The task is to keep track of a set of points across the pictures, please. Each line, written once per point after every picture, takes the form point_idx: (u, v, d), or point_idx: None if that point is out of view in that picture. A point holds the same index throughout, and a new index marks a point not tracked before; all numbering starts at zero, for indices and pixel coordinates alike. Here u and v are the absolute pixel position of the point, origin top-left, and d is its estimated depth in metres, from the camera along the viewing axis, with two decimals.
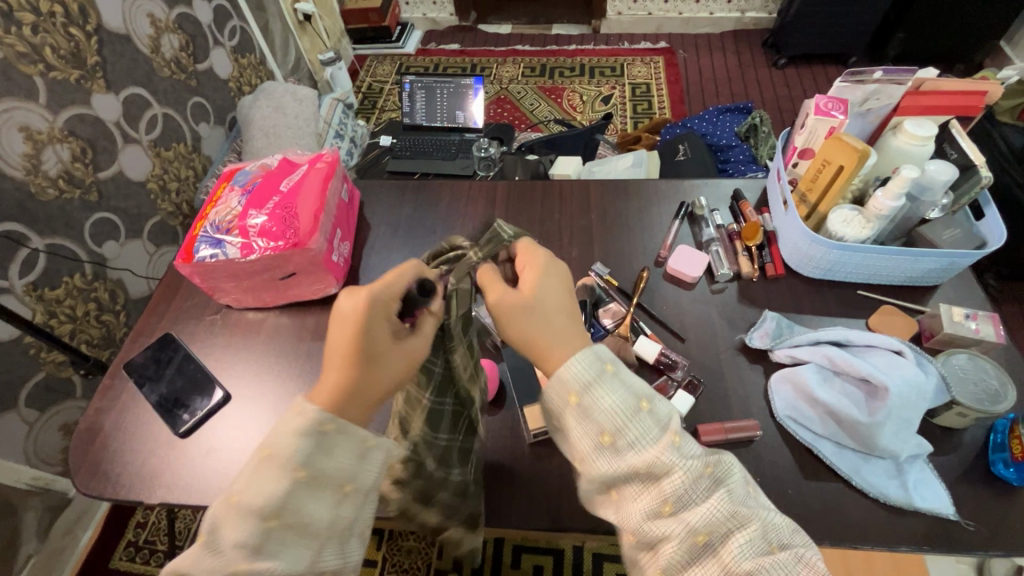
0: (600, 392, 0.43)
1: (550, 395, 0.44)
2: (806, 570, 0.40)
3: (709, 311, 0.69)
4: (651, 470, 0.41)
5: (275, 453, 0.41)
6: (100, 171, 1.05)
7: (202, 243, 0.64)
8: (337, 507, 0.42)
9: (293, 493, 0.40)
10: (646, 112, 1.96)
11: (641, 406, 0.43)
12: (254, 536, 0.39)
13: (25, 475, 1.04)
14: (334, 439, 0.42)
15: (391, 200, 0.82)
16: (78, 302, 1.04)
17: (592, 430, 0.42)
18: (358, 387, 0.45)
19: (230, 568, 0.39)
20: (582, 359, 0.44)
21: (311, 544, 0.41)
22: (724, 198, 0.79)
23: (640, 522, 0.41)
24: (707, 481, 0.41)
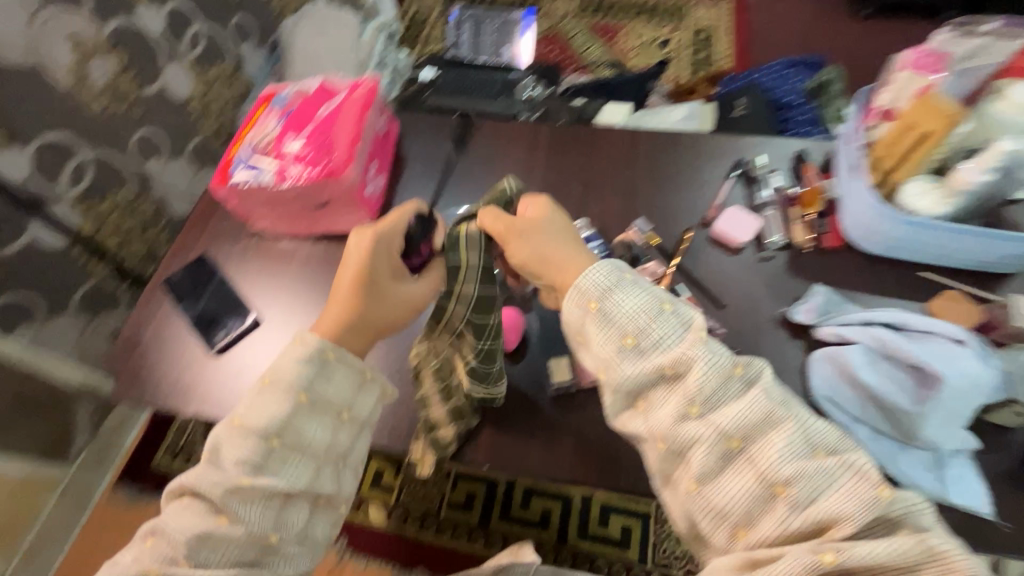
0: (617, 296, 0.48)
1: (572, 304, 0.50)
2: (852, 478, 0.41)
3: (753, 280, 0.65)
4: (677, 369, 0.45)
5: (279, 383, 0.51)
6: (144, 88, 1.12)
7: (239, 165, 0.64)
8: (335, 432, 0.53)
9: (297, 416, 0.51)
10: (705, 62, 1.82)
11: (663, 308, 0.47)
12: (258, 452, 0.49)
13: (77, 374, 1.13)
14: (335, 369, 0.53)
15: (429, 135, 0.78)
16: (124, 216, 1.14)
17: (615, 333, 0.48)
18: (361, 324, 0.55)
19: (233, 481, 0.48)
20: (603, 270, 0.49)
21: (312, 464, 0.52)
22: (786, 158, 0.72)
23: (671, 424, 0.45)
24: (738, 382, 0.45)
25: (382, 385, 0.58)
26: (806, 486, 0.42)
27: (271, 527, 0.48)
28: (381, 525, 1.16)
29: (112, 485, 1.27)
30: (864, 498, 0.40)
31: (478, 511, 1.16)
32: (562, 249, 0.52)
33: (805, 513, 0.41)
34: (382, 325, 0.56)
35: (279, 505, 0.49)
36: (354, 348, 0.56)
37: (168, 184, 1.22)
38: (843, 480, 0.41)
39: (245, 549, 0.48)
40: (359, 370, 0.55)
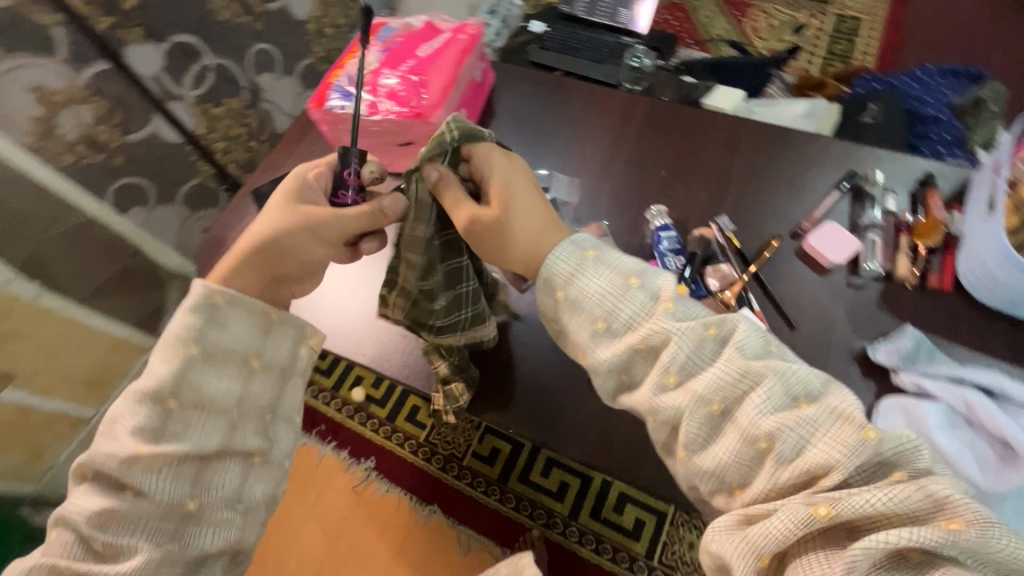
0: (585, 280, 0.47)
1: (545, 296, 0.50)
2: (841, 425, 0.39)
3: (835, 307, 0.59)
4: (649, 340, 0.45)
5: (164, 336, 0.49)
6: (269, 4, 1.20)
7: (334, 92, 0.64)
8: (246, 382, 0.52)
9: (194, 367, 0.49)
10: (842, 55, 1.63)
11: (631, 283, 0.46)
12: (154, 417, 0.47)
13: (173, 259, 1.26)
14: (225, 311, 0.51)
15: (523, 89, 0.76)
16: (233, 124, 1.24)
17: (586, 319, 0.47)
18: (260, 258, 0.53)
19: (130, 449, 0.46)
20: (565, 250, 0.49)
21: (224, 421, 0.50)
22: (909, 178, 0.64)
23: (653, 398, 0.44)
24: (711, 343, 0.43)
25: (299, 326, 0.56)
26: (793, 439, 0.40)
27: (188, 494, 0.48)
28: (408, 456, 1.22)
29: None
30: (853, 445, 0.38)
31: (497, 471, 1.17)
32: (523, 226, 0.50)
33: (793, 467, 0.39)
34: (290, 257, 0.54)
35: (196, 471, 0.48)
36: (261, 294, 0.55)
37: (275, 99, 1.32)
38: (832, 428, 0.39)
39: (161, 518, 0.47)
40: (262, 312, 0.53)
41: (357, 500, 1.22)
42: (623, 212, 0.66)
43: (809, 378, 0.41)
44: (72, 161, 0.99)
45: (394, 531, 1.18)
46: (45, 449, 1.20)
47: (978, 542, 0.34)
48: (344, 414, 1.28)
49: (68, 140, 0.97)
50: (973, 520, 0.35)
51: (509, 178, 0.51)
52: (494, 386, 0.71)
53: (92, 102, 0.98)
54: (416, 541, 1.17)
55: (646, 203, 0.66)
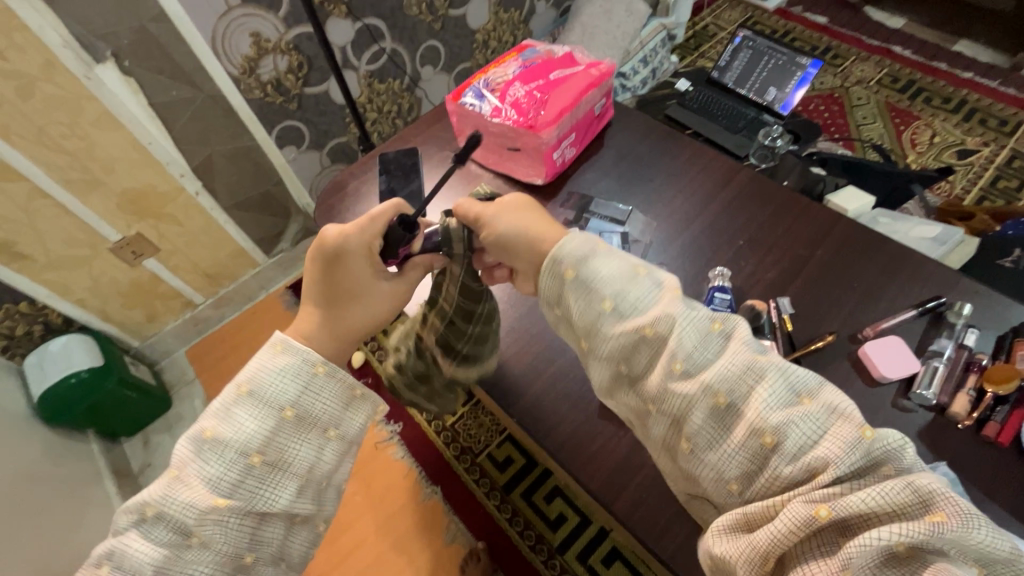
0: (594, 262, 0.52)
1: (552, 275, 0.54)
2: (840, 422, 0.41)
3: (872, 421, 0.56)
4: (657, 331, 0.47)
5: (263, 397, 0.52)
6: (452, 9, 1.40)
7: (470, 91, 0.74)
8: (320, 450, 0.55)
9: (285, 433, 0.53)
10: (1005, 192, 1.49)
11: (638, 272, 0.50)
12: (236, 471, 0.50)
13: (304, 197, 1.46)
14: (322, 381, 0.55)
15: (636, 131, 0.81)
16: (387, 101, 1.43)
17: (593, 299, 0.51)
18: (343, 329, 0.59)
19: (209, 501, 0.49)
20: (577, 242, 0.54)
21: (293, 483, 0.53)
22: (1002, 322, 0.60)
23: (665, 386, 0.47)
24: (719, 337, 0.46)
25: (374, 406, 0.59)
26: (796, 435, 0.41)
27: (246, 548, 0.51)
28: (432, 436, 1.30)
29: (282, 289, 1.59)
30: (849, 441, 0.39)
31: (507, 479, 1.22)
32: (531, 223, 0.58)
33: (798, 462, 0.41)
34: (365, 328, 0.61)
35: (254, 526, 0.51)
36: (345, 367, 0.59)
37: (430, 89, 1.50)
38: (830, 423, 0.41)
39: (218, 565, 0.49)
40: (349, 386, 0.57)
41: (374, 455, 1.31)
42: (689, 266, 0.68)
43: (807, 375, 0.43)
44: (259, 96, 1.20)
45: (395, 495, 1.25)
46: (159, 316, 1.43)
47: (961, 535, 0.35)
48: None
49: (263, 80, 1.18)
50: (957, 513, 0.35)
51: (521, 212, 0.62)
52: (517, 385, 0.75)
53: (290, 55, 1.19)
54: (408, 512, 1.23)
55: (712, 263, 0.67)
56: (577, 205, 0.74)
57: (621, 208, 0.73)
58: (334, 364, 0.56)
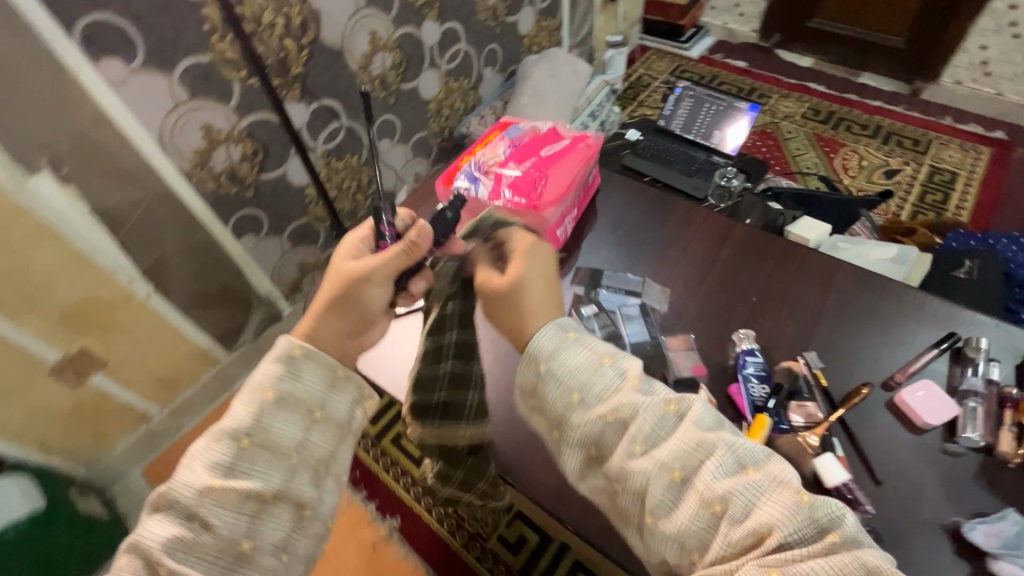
0: (565, 354, 0.50)
1: (524, 369, 0.51)
2: (781, 489, 0.41)
3: (929, 471, 0.52)
4: (619, 415, 0.46)
5: (248, 383, 0.51)
6: (404, 83, 1.40)
7: (462, 176, 0.73)
8: (308, 431, 0.51)
9: (266, 413, 0.50)
10: (934, 205, 1.62)
11: (604, 361, 0.49)
12: (226, 454, 0.48)
13: (266, 284, 1.37)
14: (302, 363, 0.53)
15: (624, 196, 0.81)
16: (347, 177, 1.39)
17: (563, 392, 0.49)
18: (334, 312, 0.56)
19: (205, 482, 0.46)
20: (548, 334, 0.51)
21: (285, 464, 0.49)
22: (1014, 353, 0.60)
23: (622, 464, 0.45)
24: (672, 417, 0.45)
25: (359, 386, 0.56)
26: (742, 503, 0.41)
27: (244, 535, 0.46)
28: (435, 525, 1.20)
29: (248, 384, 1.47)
30: (791, 506, 0.40)
31: (524, 561, 1.14)
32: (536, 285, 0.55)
33: (745, 528, 0.40)
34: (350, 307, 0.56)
35: (253, 515, 0.47)
36: (334, 351, 0.56)
37: (388, 162, 1.48)
38: (773, 490, 0.41)
39: (218, 554, 0.45)
40: (329, 366, 0.54)
41: (374, 559, 1.19)
42: (709, 330, 0.65)
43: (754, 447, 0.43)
44: (212, 189, 1.13)
45: None
46: (110, 436, 1.27)
47: None
48: (381, 465, 1.29)
49: (216, 172, 1.12)
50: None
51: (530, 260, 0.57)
52: None
53: (243, 143, 1.13)
54: None
55: (734, 324, 0.65)
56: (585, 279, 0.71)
57: (633, 278, 0.70)
58: (312, 346, 0.54)
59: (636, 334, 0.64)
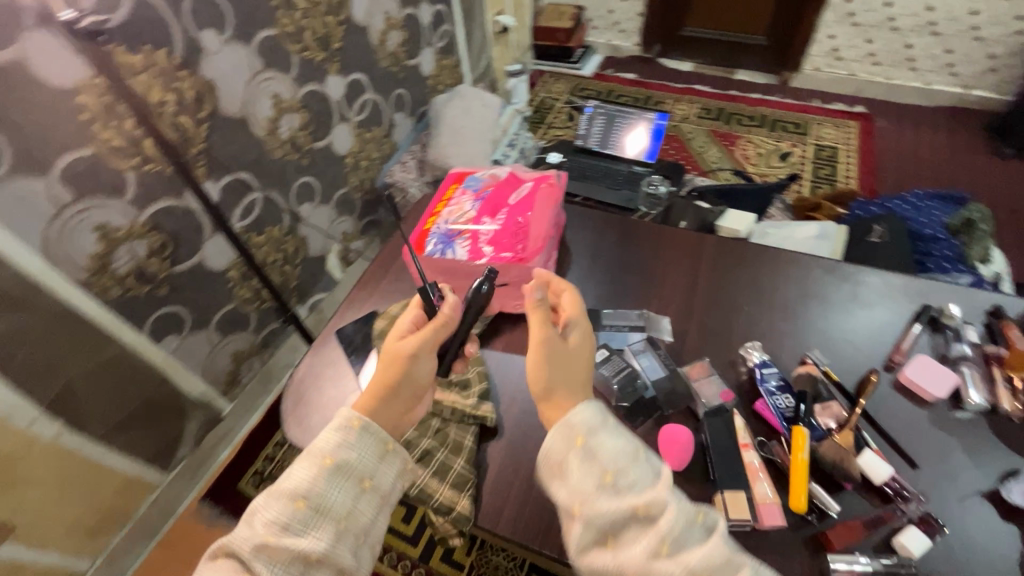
0: (606, 436, 0.45)
1: (556, 437, 0.45)
2: None
3: (952, 442, 0.56)
4: (649, 509, 0.41)
5: (309, 447, 0.48)
6: (316, 142, 1.26)
7: (434, 240, 0.71)
8: (356, 500, 0.47)
9: (325, 481, 0.46)
10: (828, 177, 1.80)
11: (640, 454, 0.44)
12: (282, 513, 0.44)
13: (198, 387, 1.18)
14: (358, 437, 0.49)
15: (591, 229, 0.82)
16: (272, 250, 1.24)
17: (594, 471, 0.43)
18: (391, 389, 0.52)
19: (258, 539, 0.44)
20: (586, 412, 0.46)
21: (333, 526, 0.45)
22: (978, 312, 0.66)
23: (642, 564, 0.40)
24: (700, 526, 0.41)
25: (405, 458, 0.52)
26: None
27: None
28: None
29: (196, 502, 1.27)
30: None
31: None
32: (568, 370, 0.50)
33: None
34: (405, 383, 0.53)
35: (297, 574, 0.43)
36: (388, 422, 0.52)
37: (313, 226, 1.34)
38: None
39: None
40: (381, 439, 0.50)
41: None
42: (719, 348, 0.65)
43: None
44: (119, 293, 0.94)
45: None
46: None
47: None
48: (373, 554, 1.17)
49: (120, 275, 0.94)
50: None
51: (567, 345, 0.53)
52: None
53: (149, 236, 0.96)
54: None
55: (740, 339, 0.66)
56: None
57: (633, 313, 0.69)
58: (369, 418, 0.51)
59: (652, 369, 0.63)
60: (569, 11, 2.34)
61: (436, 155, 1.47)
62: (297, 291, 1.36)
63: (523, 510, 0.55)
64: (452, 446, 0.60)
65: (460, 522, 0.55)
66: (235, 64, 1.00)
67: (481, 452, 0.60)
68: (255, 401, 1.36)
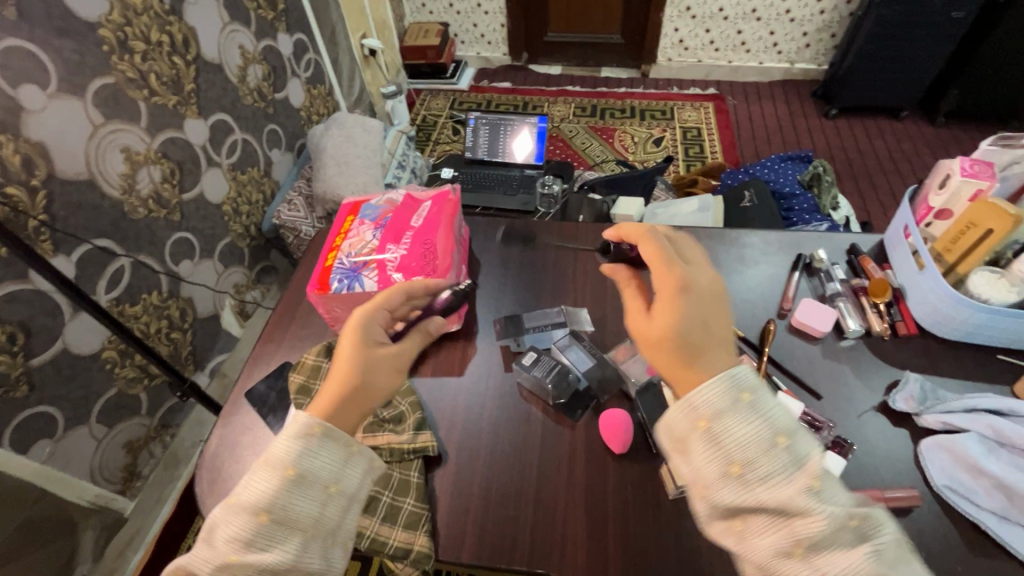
0: (736, 420, 0.40)
1: (676, 413, 0.42)
2: None
3: (843, 370, 0.63)
4: (784, 509, 0.38)
5: (267, 456, 0.44)
6: (184, 193, 1.15)
7: (338, 276, 0.67)
8: (323, 506, 0.45)
9: (287, 493, 0.43)
10: (698, 155, 1.98)
11: (779, 442, 0.39)
12: (245, 529, 0.42)
13: (88, 492, 1.02)
14: (320, 444, 0.45)
15: (498, 237, 0.83)
16: (153, 319, 1.10)
17: (719, 458, 0.40)
18: (355, 394, 0.48)
19: (222, 558, 0.42)
20: (717, 384, 0.41)
21: (299, 538, 0.43)
22: (840, 253, 0.75)
23: (768, 558, 0.38)
24: (851, 533, 0.37)
25: (372, 455, 0.49)
26: None
27: None
28: None
29: None
30: None
31: None
32: (699, 325, 0.44)
33: None
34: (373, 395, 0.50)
35: None
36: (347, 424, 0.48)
37: (197, 284, 1.22)
38: None
39: None
40: (346, 443, 0.47)
41: None
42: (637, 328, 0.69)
43: None
44: None
45: None
46: None
47: None
48: None
49: None
50: None
51: (701, 300, 0.46)
52: None
53: None
54: None
55: None
56: (508, 328, 0.69)
57: (553, 311, 0.70)
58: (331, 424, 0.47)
59: (581, 361, 0.65)
60: (434, 27, 2.35)
61: (323, 188, 1.40)
62: (191, 359, 1.23)
63: (483, 534, 0.53)
64: (397, 487, 0.56)
65: (421, 563, 0.52)
66: (69, 119, 0.88)
67: (429, 485, 0.57)
68: (164, 490, 1.20)
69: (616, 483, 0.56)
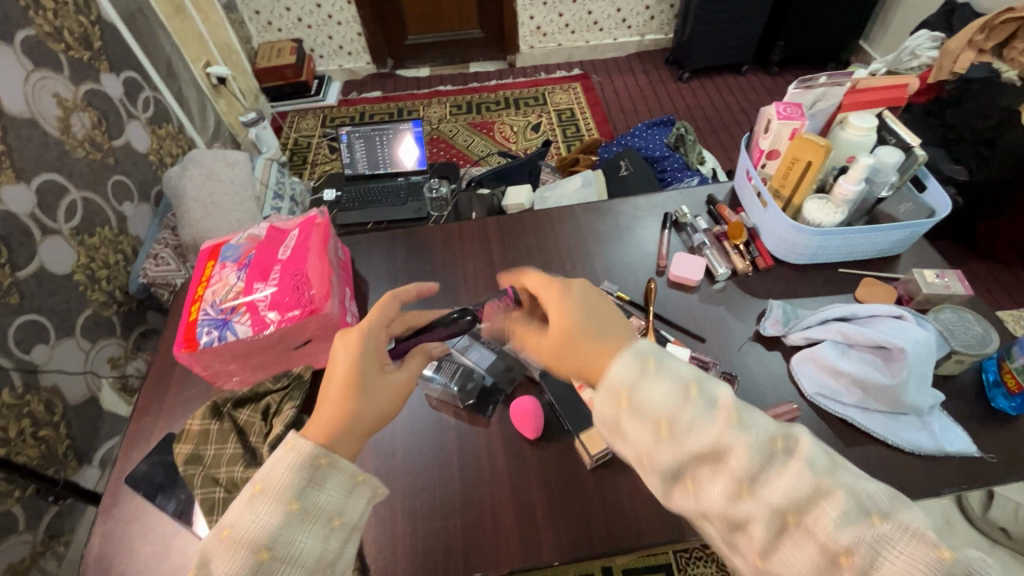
0: (649, 385, 0.40)
1: (600, 403, 0.41)
2: (912, 541, 0.32)
3: (720, 311, 0.68)
4: (716, 452, 0.37)
5: (269, 486, 0.40)
6: (19, 270, 0.99)
7: (205, 328, 0.62)
8: (328, 541, 0.40)
9: (291, 528, 0.39)
10: (575, 134, 2.06)
11: (690, 391, 0.39)
12: (244, 569, 0.37)
13: None
14: (326, 475, 0.42)
15: (382, 252, 0.80)
16: (11, 421, 0.94)
17: (648, 426, 0.39)
18: (354, 418, 0.45)
19: None
20: (623, 361, 0.41)
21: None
22: (700, 205, 0.81)
23: (723, 507, 0.37)
24: (780, 455, 0.37)
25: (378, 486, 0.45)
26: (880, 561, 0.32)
27: None
28: None
29: None
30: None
31: None
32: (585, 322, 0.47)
33: None
34: (375, 421, 0.47)
35: None
36: (349, 450, 0.45)
37: (60, 369, 1.07)
38: (903, 545, 0.32)
39: None
40: (350, 471, 0.43)
41: None
42: None
43: (877, 490, 0.35)
44: None
45: None
46: None
47: None
48: None
49: None
50: None
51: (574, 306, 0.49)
52: None
53: None
54: None
55: None
56: None
57: None
58: (335, 453, 0.43)
59: (484, 358, 0.65)
60: (288, 45, 2.24)
61: (192, 234, 1.28)
62: (72, 455, 1.08)
63: (416, 549, 0.52)
64: None
65: None
66: None
67: None
68: None
69: (537, 467, 0.57)
